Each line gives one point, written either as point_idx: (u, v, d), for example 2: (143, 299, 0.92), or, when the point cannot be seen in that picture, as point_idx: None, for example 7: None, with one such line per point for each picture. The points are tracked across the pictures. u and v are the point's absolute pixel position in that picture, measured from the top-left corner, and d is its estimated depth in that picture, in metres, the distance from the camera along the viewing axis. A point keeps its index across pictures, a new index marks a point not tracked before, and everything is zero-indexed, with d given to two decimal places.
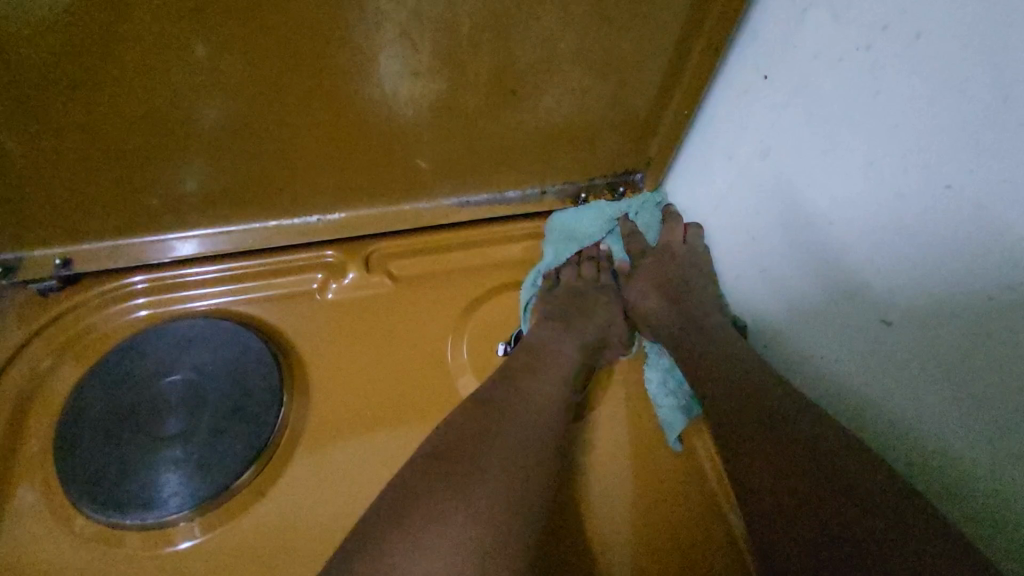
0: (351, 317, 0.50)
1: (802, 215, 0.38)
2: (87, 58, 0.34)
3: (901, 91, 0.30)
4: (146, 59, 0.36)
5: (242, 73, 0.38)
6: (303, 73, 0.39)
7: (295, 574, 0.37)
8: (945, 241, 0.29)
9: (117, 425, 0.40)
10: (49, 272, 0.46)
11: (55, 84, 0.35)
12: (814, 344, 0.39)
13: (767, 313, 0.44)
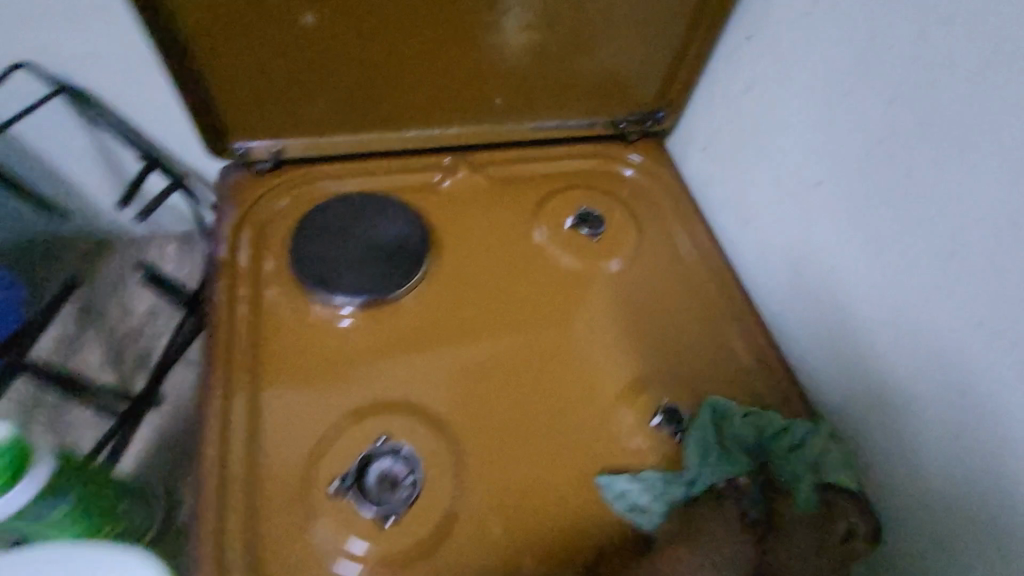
0: (465, 202, 0.70)
1: (794, 148, 0.59)
2: (265, 16, 0.55)
3: (832, 45, 0.53)
4: (300, 17, 0.56)
5: (356, 27, 0.58)
6: (446, 17, 0.59)
7: (450, 349, 0.60)
8: (866, 141, 0.51)
9: (325, 248, 0.62)
10: (267, 156, 0.67)
11: (255, 33, 0.56)
12: (806, 240, 0.60)
13: (760, 212, 0.66)
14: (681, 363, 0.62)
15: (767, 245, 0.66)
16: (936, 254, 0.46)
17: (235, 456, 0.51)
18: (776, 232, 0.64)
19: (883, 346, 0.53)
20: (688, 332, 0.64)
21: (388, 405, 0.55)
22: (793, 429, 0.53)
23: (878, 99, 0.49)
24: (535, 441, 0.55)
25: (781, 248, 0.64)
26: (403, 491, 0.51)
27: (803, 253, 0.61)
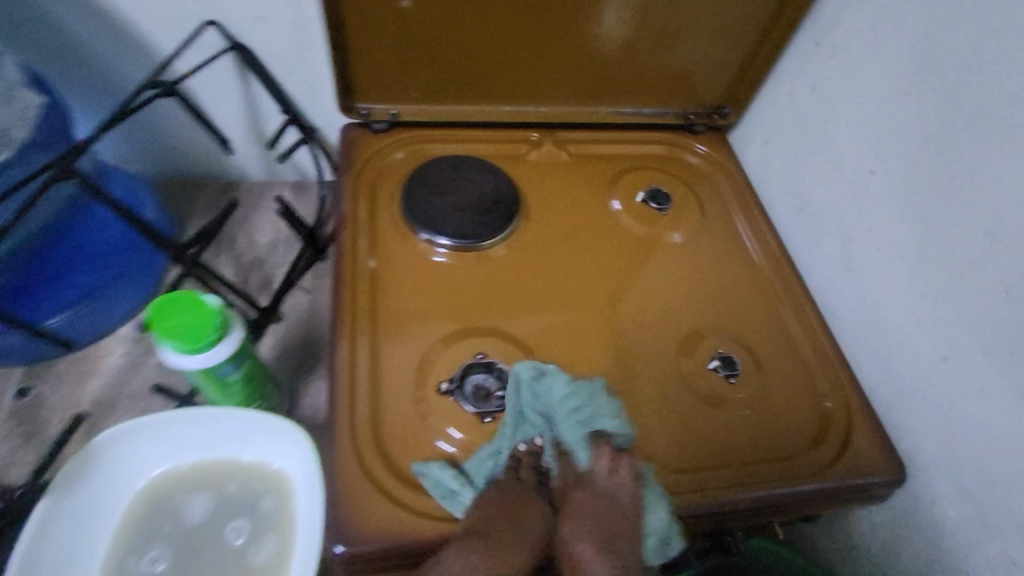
0: (549, 173, 0.79)
1: (851, 141, 0.68)
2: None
3: (893, 52, 0.61)
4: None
5: (482, 10, 0.68)
6: (556, 7, 0.69)
7: (537, 295, 0.69)
8: (918, 136, 0.59)
9: (430, 198, 0.72)
10: (384, 118, 0.76)
11: (398, 10, 0.66)
12: (854, 224, 0.68)
13: (814, 198, 0.74)
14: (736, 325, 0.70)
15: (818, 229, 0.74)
16: (976, 230, 0.54)
17: (361, 363, 0.60)
18: (828, 216, 0.72)
19: (924, 316, 0.60)
20: (744, 301, 0.72)
21: (484, 334, 0.64)
22: (582, 395, 0.57)
23: (931, 100, 0.58)
24: (607, 377, 0.64)
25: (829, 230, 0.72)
26: (496, 401, 0.59)
27: (853, 235, 0.69)
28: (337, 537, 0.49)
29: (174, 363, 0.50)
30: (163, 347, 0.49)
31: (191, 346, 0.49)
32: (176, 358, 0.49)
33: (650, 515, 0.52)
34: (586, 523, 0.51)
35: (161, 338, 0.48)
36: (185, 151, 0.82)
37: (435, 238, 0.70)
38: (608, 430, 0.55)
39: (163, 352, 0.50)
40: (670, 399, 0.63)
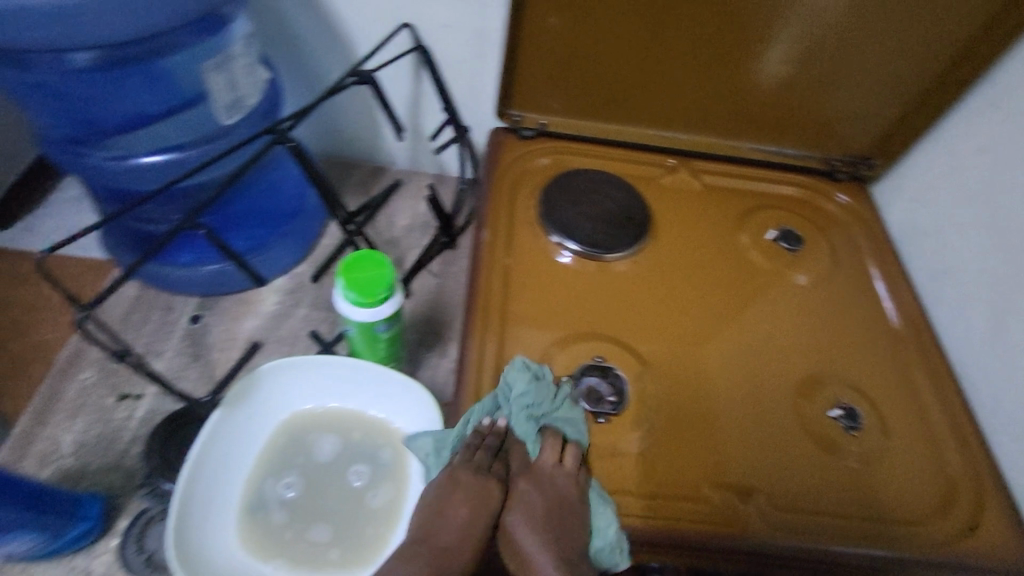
0: (680, 199, 0.81)
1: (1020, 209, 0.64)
2: (586, 18, 0.71)
3: None
4: (609, 23, 0.71)
5: (649, 37, 0.72)
6: (716, 41, 0.72)
7: (656, 312, 0.71)
8: None
9: (566, 206, 0.76)
10: (534, 127, 0.81)
11: (570, 31, 0.72)
12: (1013, 295, 0.64)
13: (963, 264, 0.71)
14: (860, 381, 0.67)
15: (967, 297, 0.70)
16: None
17: (489, 348, 0.64)
18: (980, 285, 0.68)
19: None
20: (872, 358, 0.69)
21: (603, 342, 0.67)
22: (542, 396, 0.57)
23: None
24: (720, 403, 0.64)
25: (981, 301, 0.68)
26: (606, 406, 0.61)
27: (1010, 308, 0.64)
28: (455, 498, 0.53)
29: (344, 313, 0.54)
30: (340, 293, 0.53)
31: (364, 298, 0.52)
32: (347, 306, 0.53)
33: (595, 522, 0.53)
34: (536, 519, 0.51)
35: (341, 285, 0.52)
36: (352, 136, 0.90)
37: (566, 244, 0.73)
38: (563, 430, 0.57)
39: (337, 300, 0.53)
40: (781, 439, 0.62)
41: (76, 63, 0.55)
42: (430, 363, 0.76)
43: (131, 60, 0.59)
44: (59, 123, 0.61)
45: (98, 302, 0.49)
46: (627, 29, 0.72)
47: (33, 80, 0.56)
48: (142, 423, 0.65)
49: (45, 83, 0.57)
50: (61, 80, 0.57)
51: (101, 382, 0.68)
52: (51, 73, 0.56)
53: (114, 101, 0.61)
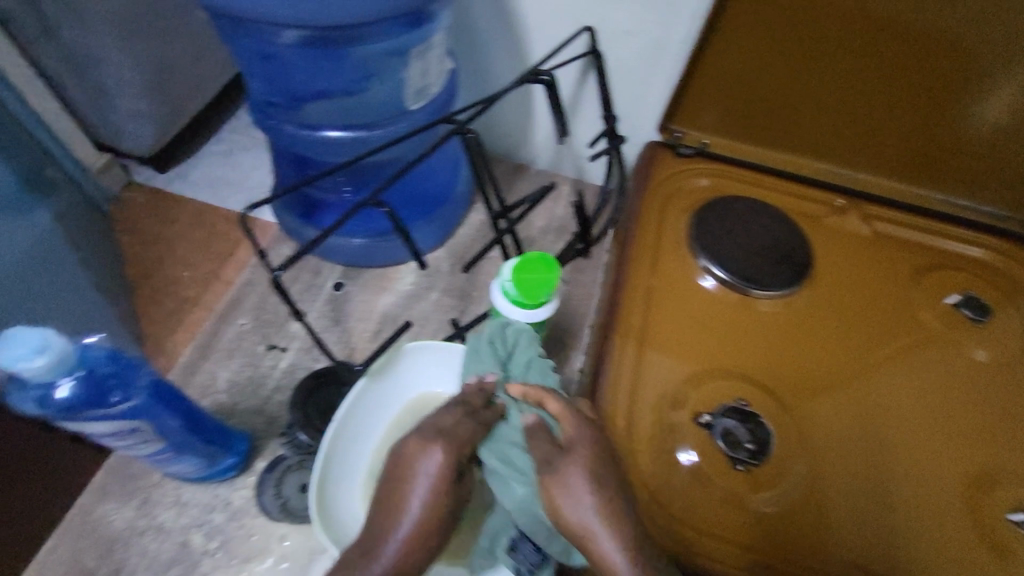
0: (844, 243, 0.75)
1: None
2: (782, 42, 0.67)
3: None
4: (807, 49, 0.67)
5: (848, 69, 0.68)
6: (928, 78, 0.66)
7: (808, 356, 0.66)
8: None
9: (720, 232, 0.72)
10: (695, 145, 0.78)
11: (762, 53, 0.68)
12: None
13: None
14: None
15: None
16: None
17: (627, 368, 0.62)
18: None
19: None
20: None
21: (745, 382, 0.62)
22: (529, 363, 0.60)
23: None
24: (869, 468, 0.59)
25: None
26: (743, 453, 0.57)
27: None
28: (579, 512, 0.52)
29: (499, 310, 0.55)
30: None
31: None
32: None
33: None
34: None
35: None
36: (504, 131, 0.91)
37: (713, 270, 0.70)
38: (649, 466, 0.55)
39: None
40: (935, 527, 0.56)
41: (294, 40, 0.57)
42: (550, 369, 0.75)
43: (341, 50, 0.59)
44: (263, 91, 0.64)
45: (283, 267, 0.50)
46: (826, 57, 0.67)
47: (255, 49, 0.59)
48: (285, 374, 0.70)
49: (267, 52, 0.59)
50: (279, 52, 0.58)
51: (255, 330, 0.73)
52: (271, 46, 0.58)
53: (317, 79, 0.62)
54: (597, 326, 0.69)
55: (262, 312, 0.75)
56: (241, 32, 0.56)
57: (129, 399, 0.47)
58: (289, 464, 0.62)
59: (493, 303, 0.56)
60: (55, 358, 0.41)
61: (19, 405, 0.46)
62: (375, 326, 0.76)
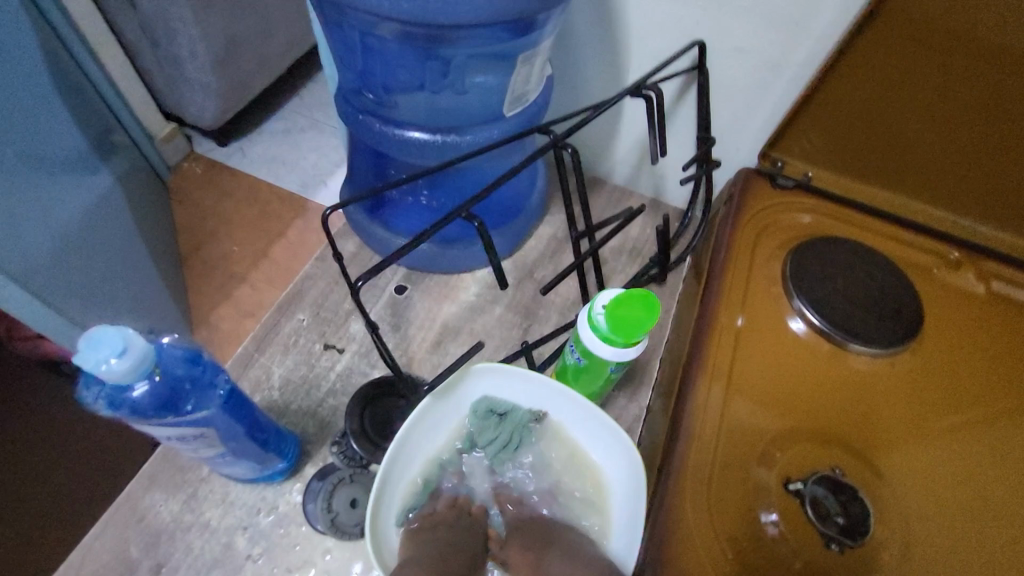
0: (956, 299, 0.68)
1: None
2: (917, 75, 0.60)
3: None
4: (946, 85, 0.60)
5: (992, 112, 0.60)
6: None
7: (913, 423, 0.59)
8: None
9: (818, 274, 0.67)
10: (796, 176, 0.74)
11: (891, 84, 0.62)
12: None
13: None
14: None
15: None
16: None
17: (713, 421, 0.56)
18: None
19: None
20: None
21: (840, 448, 0.56)
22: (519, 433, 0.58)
23: None
24: (979, 562, 0.52)
25: None
26: (834, 528, 0.50)
27: None
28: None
29: (585, 344, 0.51)
30: (591, 324, 0.50)
31: (616, 337, 0.49)
32: (594, 340, 0.50)
33: None
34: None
35: (596, 316, 0.50)
36: (584, 142, 0.87)
37: (807, 313, 0.64)
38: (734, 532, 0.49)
39: (583, 329, 0.51)
40: None
41: (398, 34, 0.52)
42: (616, 404, 0.70)
43: (444, 53, 0.55)
44: (353, 82, 0.60)
45: (372, 274, 0.49)
46: (966, 96, 0.60)
47: (354, 39, 0.55)
48: (340, 378, 0.67)
49: (368, 43, 0.55)
50: (381, 44, 0.54)
51: (312, 327, 0.70)
52: (374, 36, 0.54)
53: (411, 78, 0.58)
54: (676, 366, 0.64)
55: (321, 309, 0.72)
56: (345, 16, 0.52)
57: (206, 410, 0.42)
58: (338, 477, 0.58)
59: (579, 336, 0.52)
60: (136, 364, 0.36)
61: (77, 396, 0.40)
62: (435, 336, 0.72)
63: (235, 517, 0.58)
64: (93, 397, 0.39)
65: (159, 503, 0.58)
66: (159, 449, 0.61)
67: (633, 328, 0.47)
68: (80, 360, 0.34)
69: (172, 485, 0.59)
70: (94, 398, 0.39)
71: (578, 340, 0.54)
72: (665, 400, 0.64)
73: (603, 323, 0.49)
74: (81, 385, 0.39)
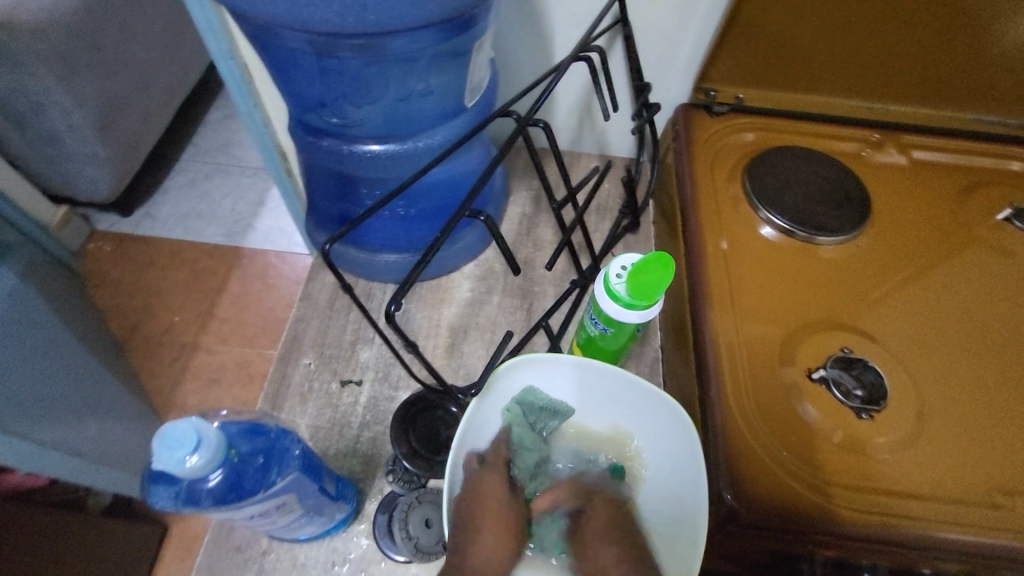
0: (889, 174, 0.77)
1: None
2: None
3: None
4: None
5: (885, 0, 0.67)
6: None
7: (889, 288, 0.67)
8: None
9: (776, 183, 0.73)
10: (731, 100, 0.80)
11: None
12: None
13: None
14: None
15: None
16: None
17: (730, 339, 0.61)
18: None
19: None
20: None
21: (837, 328, 0.64)
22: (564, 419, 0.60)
23: None
24: (975, 385, 0.61)
25: None
26: (858, 400, 0.58)
27: None
28: (731, 488, 0.52)
29: (610, 315, 0.54)
30: (612, 296, 0.52)
31: (639, 301, 0.51)
32: (619, 309, 0.52)
33: (809, 529, 0.51)
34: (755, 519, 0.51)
35: (615, 286, 0.52)
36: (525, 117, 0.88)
37: (774, 219, 0.70)
38: (774, 422, 0.56)
39: (605, 301, 0.53)
40: None
41: (359, 51, 0.50)
42: (633, 352, 0.74)
43: (406, 60, 0.53)
44: (310, 109, 0.57)
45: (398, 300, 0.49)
46: None
47: (309, 63, 0.51)
48: (368, 409, 0.66)
49: (325, 66, 0.52)
50: (342, 64, 0.51)
51: (323, 369, 0.69)
52: (333, 58, 0.50)
53: (376, 90, 0.55)
54: (680, 301, 0.68)
55: (324, 348, 0.70)
56: (298, 41, 0.49)
57: (288, 476, 0.42)
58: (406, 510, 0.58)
59: (602, 308, 0.54)
60: (214, 452, 0.35)
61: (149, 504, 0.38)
62: (446, 340, 0.73)
63: None
64: (169, 500, 0.37)
65: None
66: (208, 537, 0.58)
67: (653, 290, 0.49)
68: (159, 465, 0.33)
69: (235, 569, 0.57)
70: (172, 500, 0.37)
71: (600, 312, 0.56)
72: (679, 334, 0.68)
73: (624, 292, 0.52)
74: (153, 491, 0.37)
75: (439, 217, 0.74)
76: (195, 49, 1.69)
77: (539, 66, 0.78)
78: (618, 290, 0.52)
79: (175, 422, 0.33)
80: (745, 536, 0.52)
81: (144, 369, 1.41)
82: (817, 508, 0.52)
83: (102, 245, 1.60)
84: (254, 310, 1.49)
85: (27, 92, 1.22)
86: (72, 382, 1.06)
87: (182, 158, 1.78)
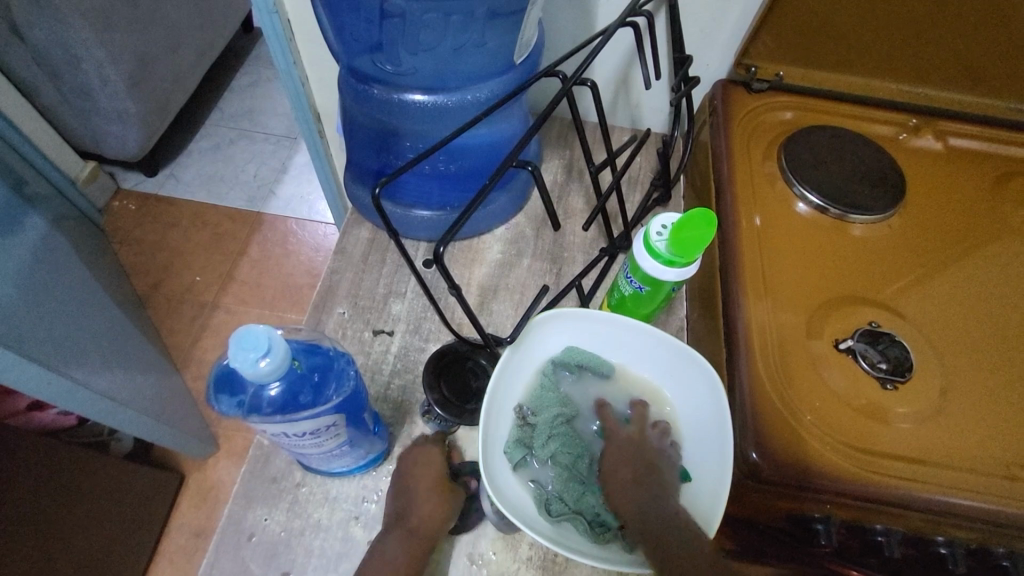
0: (925, 160, 0.77)
1: None
2: None
3: None
4: None
5: None
6: None
7: (919, 268, 0.68)
8: None
9: (812, 162, 0.73)
10: (770, 78, 0.80)
11: None
12: None
13: None
14: None
15: None
16: None
17: (760, 307, 0.62)
18: None
19: None
20: None
21: (866, 303, 0.65)
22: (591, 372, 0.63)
23: None
24: (1001, 366, 0.61)
25: None
26: (884, 371, 0.59)
27: None
28: (757, 446, 0.53)
29: (648, 272, 0.55)
30: (652, 253, 0.54)
31: (679, 258, 0.53)
32: (658, 266, 0.54)
33: (824, 487, 0.52)
34: (780, 470, 0.52)
35: (655, 244, 0.53)
36: None
37: (808, 196, 0.71)
38: (799, 389, 0.58)
39: (644, 258, 0.54)
40: None
41: None
42: (658, 320, 0.75)
43: (464, 11, 0.53)
44: (365, 56, 0.58)
45: (447, 243, 0.50)
46: None
47: (371, 7, 0.52)
48: (399, 357, 0.68)
49: (386, 11, 0.52)
50: (403, 11, 0.52)
51: (356, 318, 0.70)
52: (394, 3, 0.51)
53: (431, 40, 0.56)
54: (710, 271, 0.69)
55: (359, 298, 0.72)
56: None
57: (340, 396, 0.46)
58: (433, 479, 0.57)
59: (639, 265, 0.56)
60: (283, 362, 0.39)
61: (222, 410, 0.45)
62: (477, 297, 0.74)
63: (344, 510, 0.58)
64: (239, 403, 0.44)
65: (264, 517, 0.58)
66: (245, 467, 0.60)
67: (695, 247, 0.51)
68: (237, 363, 0.38)
69: (271, 498, 0.59)
70: (242, 408, 0.44)
71: (637, 270, 0.57)
72: (707, 303, 0.69)
73: (664, 250, 0.53)
74: (228, 396, 0.44)
75: (474, 178, 0.75)
76: (226, 12, 1.69)
77: (582, 32, 0.78)
78: (659, 247, 0.53)
79: (255, 325, 0.38)
80: (761, 491, 0.54)
81: (166, 325, 1.44)
82: (834, 464, 0.53)
83: (127, 203, 1.62)
84: (273, 275, 1.52)
85: (64, 44, 1.23)
86: (100, 331, 1.09)
87: (206, 121, 1.79)
